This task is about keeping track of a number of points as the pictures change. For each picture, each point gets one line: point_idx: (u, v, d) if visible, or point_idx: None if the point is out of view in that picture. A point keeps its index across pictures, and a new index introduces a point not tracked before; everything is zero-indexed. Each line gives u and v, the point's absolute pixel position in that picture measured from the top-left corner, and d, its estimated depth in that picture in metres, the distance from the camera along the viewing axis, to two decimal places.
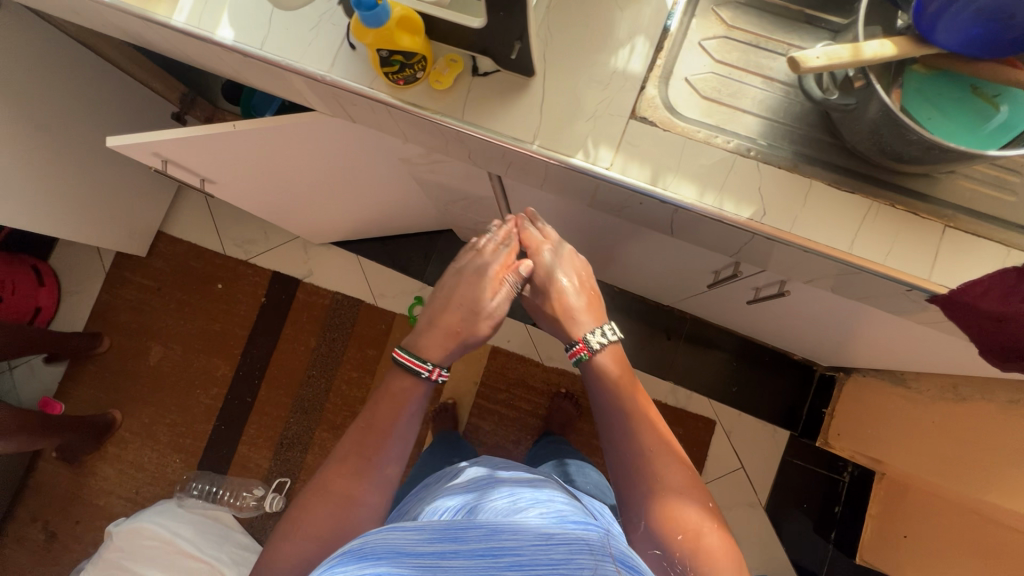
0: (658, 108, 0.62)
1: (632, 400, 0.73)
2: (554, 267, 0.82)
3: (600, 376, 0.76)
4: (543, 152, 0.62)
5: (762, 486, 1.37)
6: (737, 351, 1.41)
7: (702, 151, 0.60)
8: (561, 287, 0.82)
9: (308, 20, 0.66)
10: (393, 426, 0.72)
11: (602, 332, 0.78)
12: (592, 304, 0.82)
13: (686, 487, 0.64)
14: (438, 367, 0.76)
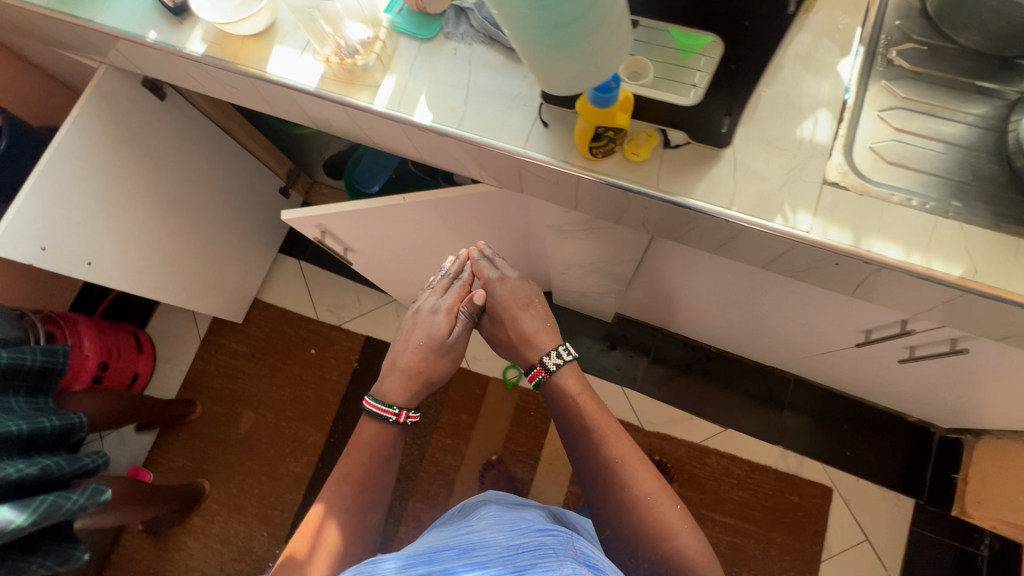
0: (848, 174, 0.65)
1: (596, 415, 0.78)
2: (507, 293, 0.87)
3: (561, 396, 0.80)
4: (741, 217, 0.64)
5: (891, 561, 1.27)
6: (846, 413, 1.37)
7: (900, 213, 0.62)
8: (508, 311, 0.87)
9: (501, 102, 0.72)
10: (367, 471, 0.78)
11: (553, 354, 0.82)
12: (545, 325, 0.86)
13: (657, 493, 0.72)
14: (405, 410, 0.82)
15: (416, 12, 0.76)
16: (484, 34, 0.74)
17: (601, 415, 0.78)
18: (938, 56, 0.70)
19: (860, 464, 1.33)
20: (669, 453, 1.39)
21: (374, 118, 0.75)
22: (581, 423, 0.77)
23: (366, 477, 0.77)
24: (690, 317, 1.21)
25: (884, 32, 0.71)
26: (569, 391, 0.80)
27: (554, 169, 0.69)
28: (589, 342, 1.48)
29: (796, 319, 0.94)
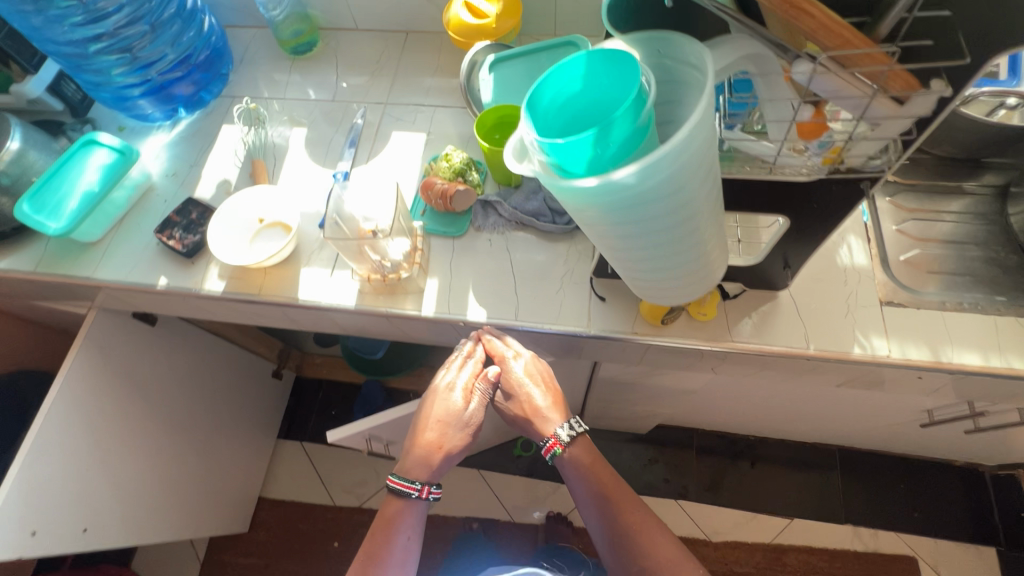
0: (897, 290, 0.69)
1: (609, 482, 0.67)
2: (528, 374, 0.69)
3: (570, 469, 0.68)
4: (823, 352, 0.65)
5: None
6: (896, 471, 1.36)
7: (961, 318, 0.66)
8: (530, 391, 0.69)
9: (553, 283, 0.72)
10: (387, 570, 0.63)
11: (569, 425, 0.69)
12: (557, 397, 0.70)
13: (674, 563, 0.62)
14: (428, 485, 0.67)
15: (442, 211, 0.77)
16: (513, 220, 0.76)
17: (614, 480, 0.67)
18: (920, 165, 0.79)
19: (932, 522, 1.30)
20: (745, 562, 1.31)
21: (423, 323, 0.73)
22: (593, 494, 0.67)
23: (388, 572, 0.62)
24: (735, 418, 1.19)
25: None
26: (577, 461, 0.68)
27: (625, 340, 0.68)
28: (630, 459, 1.42)
29: (856, 410, 0.94)
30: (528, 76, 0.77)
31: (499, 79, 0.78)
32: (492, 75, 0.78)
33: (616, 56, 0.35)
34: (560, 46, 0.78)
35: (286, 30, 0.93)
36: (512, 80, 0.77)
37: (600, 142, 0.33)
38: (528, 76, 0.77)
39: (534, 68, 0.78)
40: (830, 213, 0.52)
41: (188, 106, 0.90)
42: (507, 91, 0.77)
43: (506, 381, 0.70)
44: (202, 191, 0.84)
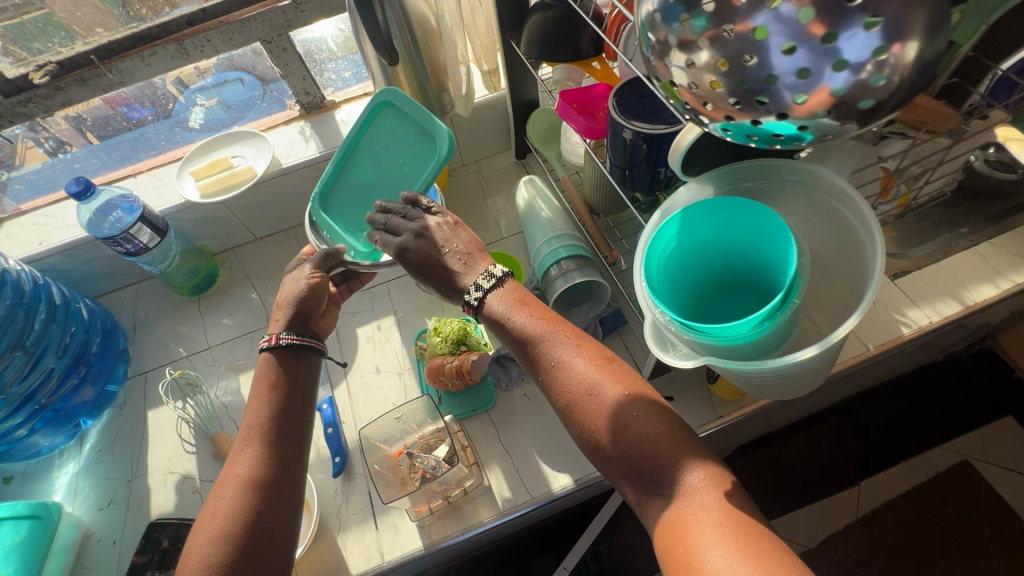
0: (892, 261, 0.73)
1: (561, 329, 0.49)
2: (425, 228, 0.57)
3: (500, 329, 0.51)
4: (883, 346, 0.66)
5: None
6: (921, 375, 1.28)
7: (953, 260, 0.72)
8: (449, 249, 0.56)
9: None
10: (277, 425, 0.53)
11: (484, 275, 0.54)
12: (469, 252, 0.56)
13: (662, 438, 0.41)
14: (274, 335, 0.58)
15: (459, 390, 0.68)
16: None
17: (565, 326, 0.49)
18: None
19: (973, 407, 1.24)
20: (854, 553, 1.17)
21: (504, 525, 0.61)
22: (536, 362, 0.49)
23: (266, 448, 0.52)
24: (781, 424, 1.16)
25: None
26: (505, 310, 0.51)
27: (717, 431, 0.63)
28: None
29: (888, 373, 0.97)
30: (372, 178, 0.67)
31: (346, 205, 0.66)
32: (339, 215, 0.66)
33: (711, 203, 0.32)
34: (376, 117, 0.67)
35: (177, 274, 0.81)
36: (358, 198, 0.66)
37: (783, 308, 0.28)
38: (377, 175, 0.67)
39: (367, 165, 0.67)
40: None
41: (94, 413, 0.72)
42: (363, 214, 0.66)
43: (399, 235, 0.57)
44: (160, 502, 0.66)
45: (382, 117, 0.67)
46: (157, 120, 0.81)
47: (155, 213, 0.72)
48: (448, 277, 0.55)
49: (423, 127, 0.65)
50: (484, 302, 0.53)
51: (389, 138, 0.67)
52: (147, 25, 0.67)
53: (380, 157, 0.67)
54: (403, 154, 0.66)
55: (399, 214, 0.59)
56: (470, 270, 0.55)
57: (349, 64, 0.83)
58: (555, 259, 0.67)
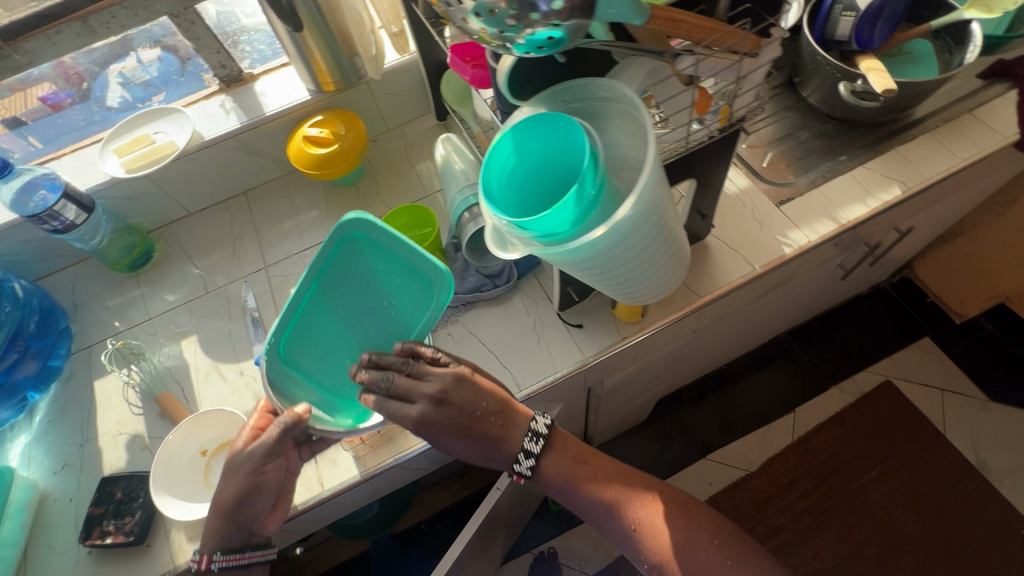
0: (779, 190, 0.80)
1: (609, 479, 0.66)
2: (446, 392, 0.59)
3: (558, 488, 0.67)
4: (767, 265, 0.74)
5: (965, 385, 1.44)
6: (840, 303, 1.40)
7: (833, 186, 0.79)
8: (473, 411, 0.61)
9: (530, 336, 0.73)
10: None
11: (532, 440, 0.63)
12: (499, 415, 0.62)
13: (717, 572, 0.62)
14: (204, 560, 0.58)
15: None
16: (462, 303, 0.75)
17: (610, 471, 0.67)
18: None
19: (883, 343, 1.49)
20: (785, 472, 1.38)
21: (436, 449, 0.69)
22: (608, 514, 0.65)
23: None
24: (714, 357, 1.26)
25: None
26: (564, 476, 0.65)
27: (621, 349, 0.71)
28: (650, 450, 1.44)
29: (795, 301, 1.08)
30: (345, 319, 0.62)
31: (312, 354, 0.62)
32: (306, 367, 0.61)
33: (537, 119, 0.37)
34: (340, 246, 0.59)
35: (112, 251, 0.84)
36: (329, 344, 0.62)
37: (588, 198, 0.35)
38: (349, 314, 0.62)
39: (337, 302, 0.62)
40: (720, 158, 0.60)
41: (40, 386, 0.75)
42: (334, 360, 0.63)
43: (414, 401, 0.58)
44: (113, 461, 0.70)
45: (355, 250, 0.60)
46: (75, 103, 0.82)
47: (78, 189, 0.75)
48: (478, 436, 0.62)
49: (410, 264, 0.61)
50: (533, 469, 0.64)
51: (360, 271, 0.61)
52: (47, 3, 0.68)
53: (353, 292, 0.62)
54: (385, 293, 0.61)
55: (413, 376, 0.59)
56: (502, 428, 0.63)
57: (263, 36, 0.85)
58: (466, 206, 0.72)
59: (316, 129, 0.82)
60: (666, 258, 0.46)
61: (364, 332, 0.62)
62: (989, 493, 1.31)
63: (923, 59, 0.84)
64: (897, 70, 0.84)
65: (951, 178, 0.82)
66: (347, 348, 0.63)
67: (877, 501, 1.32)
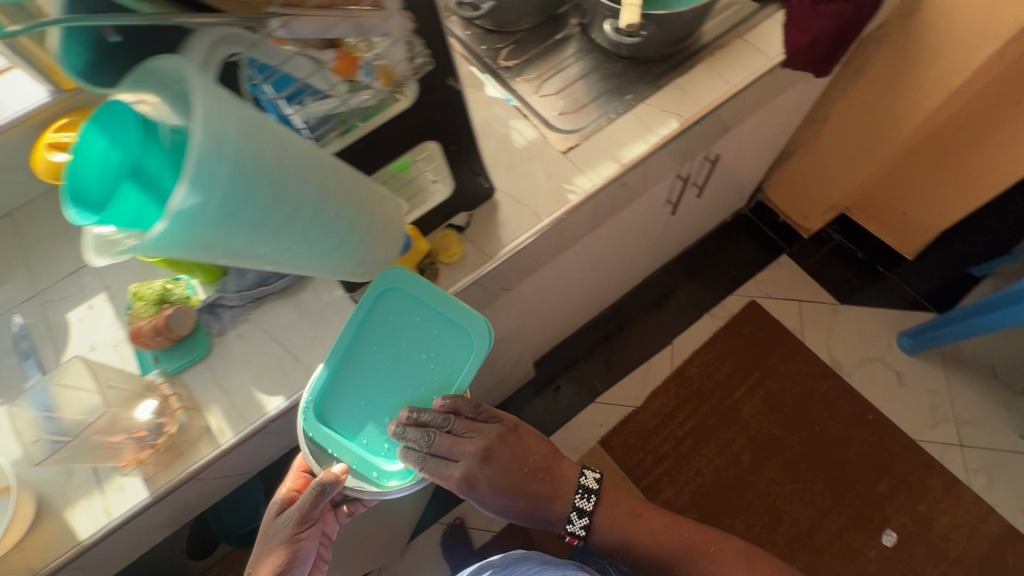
0: (566, 137, 0.80)
1: (670, 529, 0.83)
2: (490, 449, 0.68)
3: (625, 540, 0.80)
4: (553, 216, 0.74)
5: (818, 293, 1.55)
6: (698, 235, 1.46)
7: (617, 126, 0.80)
8: (514, 465, 0.71)
9: (322, 323, 0.70)
10: None
11: (583, 499, 0.76)
12: (536, 468, 0.73)
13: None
14: None
15: (173, 345, 0.68)
16: (249, 300, 0.71)
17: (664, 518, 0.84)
18: (518, 41, 0.92)
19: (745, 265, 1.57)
20: (666, 402, 1.45)
21: (235, 454, 0.67)
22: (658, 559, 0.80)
23: None
24: (578, 308, 1.29)
25: (485, 56, 0.90)
26: (618, 531, 0.79)
27: None
28: (543, 404, 1.48)
29: (634, 242, 1.12)
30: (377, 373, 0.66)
31: (349, 410, 0.65)
32: (343, 421, 0.64)
33: (114, 109, 0.34)
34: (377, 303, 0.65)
35: None
36: (362, 401, 0.65)
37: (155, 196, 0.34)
38: (379, 374, 0.66)
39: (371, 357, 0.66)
40: (454, 115, 0.58)
41: None
42: (366, 417, 0.66)
43: (460, 457, 0.66)
44: None
45: (390, 302, 0.66)
46: None
47: None
48: (519, 489, 0.71)
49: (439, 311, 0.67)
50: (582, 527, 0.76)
51: (395, 325, 0.66)
52: None
53: (385, 344, 0.66)
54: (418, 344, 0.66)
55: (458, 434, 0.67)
56: (536, 481, 0.73)
57: None
58: None
59: (63, 134, 0.74)
60: (363, 214, 0.48)
61: (396, 386, 0.66)
62: (842, 388, 1.44)
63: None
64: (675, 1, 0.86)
65: (731, 104, 0.85)
66: (383, 405, 0.66)
67: (749, 413, 1.42)
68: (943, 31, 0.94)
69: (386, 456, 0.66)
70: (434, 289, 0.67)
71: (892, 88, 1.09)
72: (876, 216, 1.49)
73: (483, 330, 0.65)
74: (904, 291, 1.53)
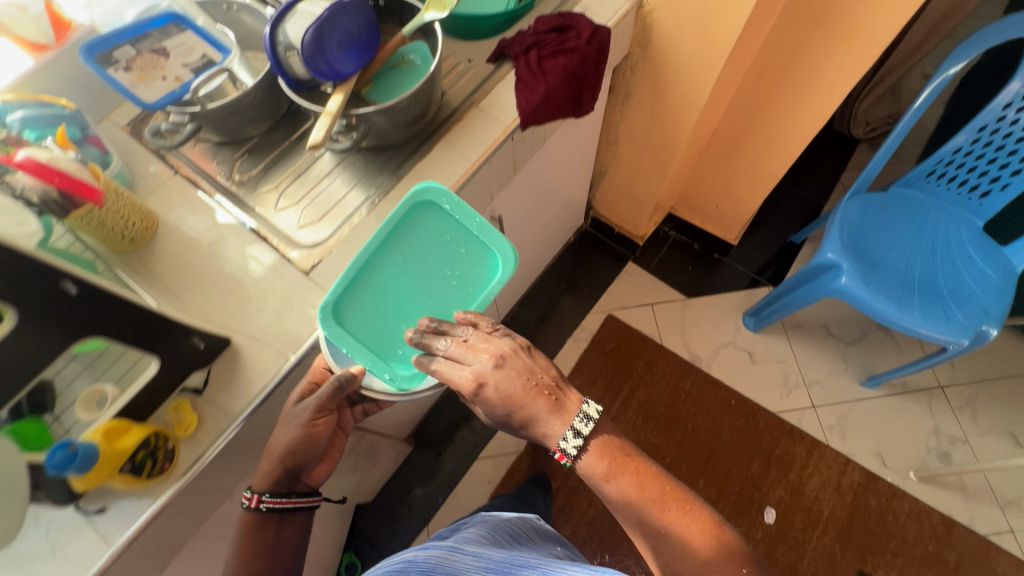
0: (309, 254, 0.74)
1: (649, 485, 0.65)
2: (502, 358, 0.67)
3: (594, 480, 0.66)
4: (301, 351, 0.68)
5: (667, 292, 1.61)
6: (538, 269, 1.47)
7: (360, 232, 0.76)
8: (528, 384, 0.66)
9: (41, 551, 0.59)
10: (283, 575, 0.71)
11: (586, 413, 0.67)
12: (551, 393, 0.67)
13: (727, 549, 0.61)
14: (255, 497, 0.68)
15: None
16: None
17: (648, 472, 0.66)
18: (253, 148, 0.85)
19: (594, 282, 1.60)
20: None
21: None
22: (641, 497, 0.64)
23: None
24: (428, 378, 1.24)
25: (215, 174, 0.82)
26: (604, 464, 0.65)
27: (160, 513, 0.62)
28: None
29: None
30: (404, 286, 0.74)
31: (370, 317, 0.72)
32: (359, 326, 0.70)
33: None
34: (410, 215, 0.75)
35: None
36: (386, 308, 0.72)
37: None
38: (398, 287, 0.74)
39: (402, 269, 0.74)
40: (101, 309, 0.50)
41: None
42: (388, 322, 0.72)
43: (471, 362, 0.66)
44: None
45: (428, 220, 0.75)
46: None
47: None
48: (529, 410, 0.66)
49: (475, 237, 0.76)
50: (579, 453, 0.66)
51: (427, 236, 0.75)
52: None
53: (421, 261, 0.75)
54: (450, 262, 0.75)
55: (471, 341, 0.68)
56: (556, 408, 0.67)
57: None
58: None
59: None
60: None
61: (424, 297, 0.73)
62: (704, 381, 1.49)
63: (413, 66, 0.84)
64: (394, 81, 0.85)
65: (481, 176, 0.83)
66: (401, 313, 0.73)
67: (626, 429, 1.44)
68: (674, 56, 0.99)
69: (400, 362, 0.72)
70: (468, 211, 0.75)
71: (656, 110, 1.14)
72: (696, 210, 1.57)
73: (510, 254, 0.74)
74: (739, 272, 1.62)
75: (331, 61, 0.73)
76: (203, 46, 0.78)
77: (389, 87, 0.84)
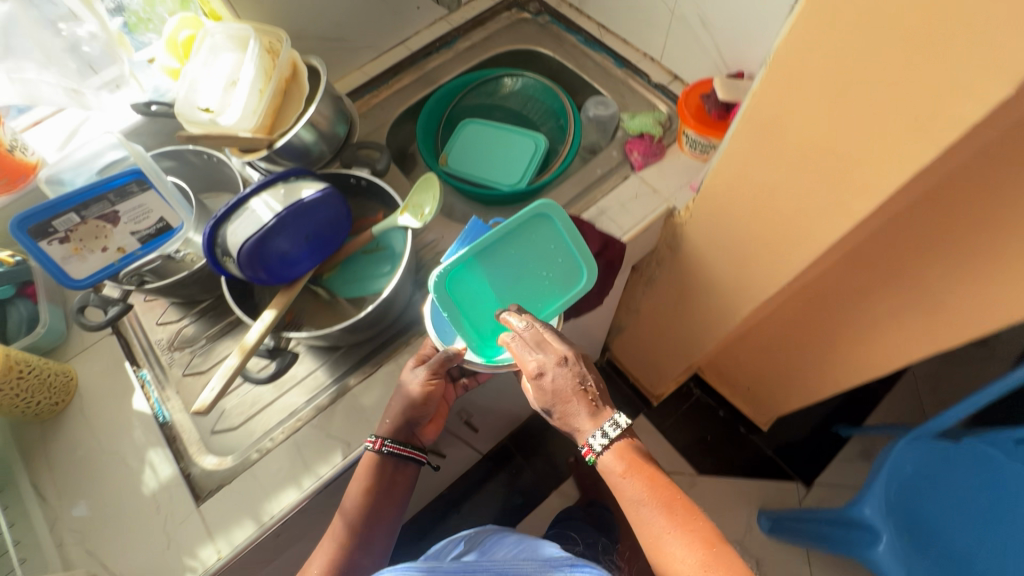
0: (211, 475, 0.65)
1: (672, 506, 0.55)
2: (568, 353, 0.60)
3: (613, 480, 0.59)
4: None
5: (677, 460, 1.41)
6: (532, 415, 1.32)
7: (271, 460, 0.65)
8: (585, 383, 0.60)
9: None
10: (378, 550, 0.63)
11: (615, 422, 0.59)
12: (599, 398, 0.60)
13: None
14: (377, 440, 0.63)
15: None
16: None
17: (673, 493, 0.56)
18: (204, 314, 0.78)
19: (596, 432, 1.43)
20: None
21: None
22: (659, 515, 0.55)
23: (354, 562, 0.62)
24: None
25: (154, 339, 0.75)
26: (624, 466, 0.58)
27: None
28: None
29: None
30: (502, 279, 0.66)
31: (469, 304, 0.65)
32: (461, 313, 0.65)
33: None
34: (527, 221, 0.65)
35: None
36: (484, 297, 0.66)
37: None
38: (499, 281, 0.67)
39: (509, 261, 0.66)
40: None
41: None
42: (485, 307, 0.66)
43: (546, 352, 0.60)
44: None
45: (537, 232, 0.66)
46: None
47: None
48: (576, 403, 0.60)
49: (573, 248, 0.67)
50: (603, 454, 0.59)
51: (534, 243, 0.67)
52: None
53: (523, 260, 0.67)
54: (547, 263, 0.67)
55: (547, 335, 0.62)
56: (597, 411, 0.60)
57: None
58: None
59: None
60: None
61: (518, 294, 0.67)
62: None
63: (383, 258, 0.74)
64: (363, 268, 0.74)
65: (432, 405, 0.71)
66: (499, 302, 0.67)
67: None
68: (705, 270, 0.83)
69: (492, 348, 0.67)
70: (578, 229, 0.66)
71: (683, 304, 0.97)
72: (724, 382, 1.37)
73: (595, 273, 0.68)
74: (767, 458, 1.39)
75: (274, 268, 0.63)
76: (164, 208, 0.70)
77: (355, 278, 0.74)
